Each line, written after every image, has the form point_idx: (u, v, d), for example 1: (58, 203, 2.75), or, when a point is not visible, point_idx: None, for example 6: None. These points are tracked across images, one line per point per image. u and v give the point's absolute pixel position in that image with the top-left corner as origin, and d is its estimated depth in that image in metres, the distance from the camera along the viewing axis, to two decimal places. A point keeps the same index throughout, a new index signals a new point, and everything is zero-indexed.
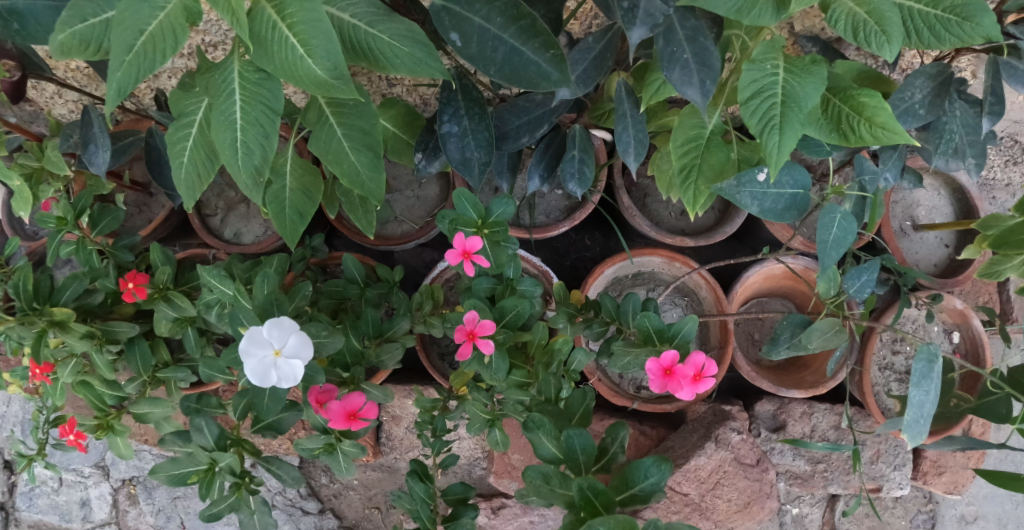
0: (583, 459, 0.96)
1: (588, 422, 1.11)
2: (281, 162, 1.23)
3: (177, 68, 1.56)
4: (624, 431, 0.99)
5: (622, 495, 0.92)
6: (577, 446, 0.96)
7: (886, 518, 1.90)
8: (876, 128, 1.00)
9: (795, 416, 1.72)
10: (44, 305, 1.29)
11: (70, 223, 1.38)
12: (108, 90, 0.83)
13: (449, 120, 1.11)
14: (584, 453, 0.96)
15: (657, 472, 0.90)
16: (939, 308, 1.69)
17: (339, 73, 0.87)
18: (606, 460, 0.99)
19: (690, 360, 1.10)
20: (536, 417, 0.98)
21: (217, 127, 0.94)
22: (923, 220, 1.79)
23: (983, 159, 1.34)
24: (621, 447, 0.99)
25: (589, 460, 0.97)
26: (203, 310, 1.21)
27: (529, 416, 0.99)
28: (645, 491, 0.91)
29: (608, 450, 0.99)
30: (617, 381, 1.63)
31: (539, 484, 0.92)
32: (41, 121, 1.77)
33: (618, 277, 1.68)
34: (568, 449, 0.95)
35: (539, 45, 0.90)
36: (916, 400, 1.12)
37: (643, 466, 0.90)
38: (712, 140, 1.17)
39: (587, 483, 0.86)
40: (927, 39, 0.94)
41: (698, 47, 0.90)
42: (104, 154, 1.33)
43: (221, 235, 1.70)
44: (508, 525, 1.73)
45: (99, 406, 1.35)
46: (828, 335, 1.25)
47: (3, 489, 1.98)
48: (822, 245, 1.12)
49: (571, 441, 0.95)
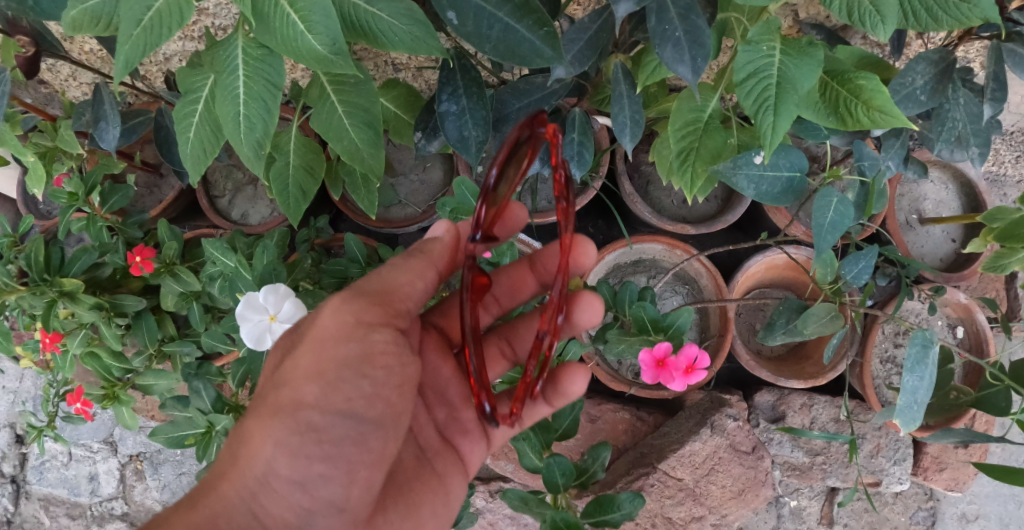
0: (562, 481, 1.10)
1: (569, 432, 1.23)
2: (284, 140, 1.25)
3: (187, 50, 1.60)
4: (605, 452, 1.15)
5: (593, 516, 1.11)
6: (556, 470, 1.09)
7: (885, 514, 1.89)
8: (873, 112, 1.00)
9: (794, 408, 1.72)
10: (55, 276, 1.32)
11: (81, 199, 1.42)
12: (114, 62, 0.86)
13: (448, 99, 1.13)
14: (563, 476, 1.09)
15: (630, 505, 1.08)
16: (943, 301, 1.68)
17: (337, 49, 0.90)
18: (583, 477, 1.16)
19: (684, 352, 1.18)
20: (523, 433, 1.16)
21: (221, 101, 0.97)
22: (929, 214, 1.77)
23: (987, 148, 1.32)
24: (600, 466, 1.15)
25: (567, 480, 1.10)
26: (207, 284, 1.29)
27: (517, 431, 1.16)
28: (616, 517, 1.10)
29: (587, 469, 1.16)
30: (615, 367, 1.66)
31: None
32: (55, 103, 1.81)
33: (619, 264, 1.69)
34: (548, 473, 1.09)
35: (532, 22, 0.91)
36: (910, 385, 1.13)
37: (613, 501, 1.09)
38: (710, 124, 1.17)
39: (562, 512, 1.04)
40: (924, 21, 0.93)
41: (691, 25, 0.90)
42: (114, 131, 1.36)
43: (229, 216, 1.73)
44: (505, 509, 1.77)
45: (107, 377, 1.42)
46: (824, 321, 1.26)
47: (15, 462, 2.04)
48: (817, 229, 1.12)
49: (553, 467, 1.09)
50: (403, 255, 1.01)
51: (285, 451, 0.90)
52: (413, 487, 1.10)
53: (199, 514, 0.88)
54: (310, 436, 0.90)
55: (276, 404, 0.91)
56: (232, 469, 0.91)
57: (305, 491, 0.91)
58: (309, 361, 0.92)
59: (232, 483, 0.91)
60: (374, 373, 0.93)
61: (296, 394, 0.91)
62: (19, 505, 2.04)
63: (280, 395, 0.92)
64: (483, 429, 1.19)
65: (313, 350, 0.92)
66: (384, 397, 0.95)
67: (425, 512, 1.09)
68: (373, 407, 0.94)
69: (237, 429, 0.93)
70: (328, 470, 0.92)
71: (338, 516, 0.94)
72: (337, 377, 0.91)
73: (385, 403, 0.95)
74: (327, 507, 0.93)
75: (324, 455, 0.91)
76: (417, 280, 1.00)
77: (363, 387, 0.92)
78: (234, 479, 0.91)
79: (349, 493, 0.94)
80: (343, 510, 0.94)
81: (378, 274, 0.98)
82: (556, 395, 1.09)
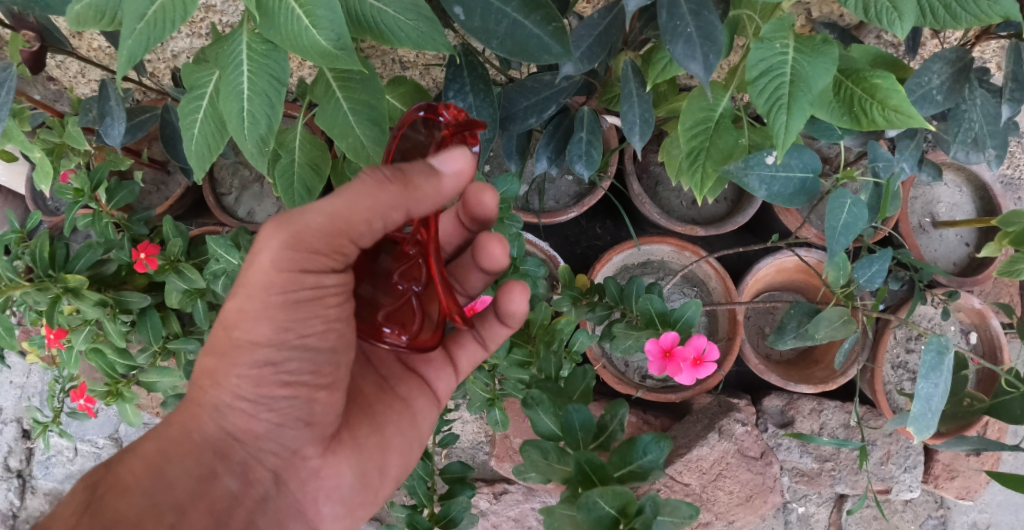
0: (581, 434, 1.02)
1: (588, 399, 1.15)
2: (289, 137, 1.24)
3: (195, 47, 1.59)
4: (624, 409, 1.04)
5: (620, 472, 0.96)
6: (574, 421, 1.02)
7: (895, 522, 1.85)
8: (889, 111, 0.98)
9: (804, 413, 1.69)
10: (59, 272, 1.31)
11: (87, 195, 1.42)
12: (119, 57, 0.85)
13: (455, 96, 1.13)
14: (582, 428, 1.02)
15: (656, 448, 0.94)
16: (957, 306, 1.65)
17: (342, 45, 0.88)
18: (604, 438, 1.04)
19: (691, 344, 1.21)
20: (536, 395, 1.08)
21: (225, 97, 0.96)
22: (942, 217, 1.74)
23: (1004, 150, 1.29)
24: (620, 424, 1.04)
25: (586, 436, 1.03)
26: (211, 281, 1.32)
27: (529, 394, 1.09)
28: (643, 467, 0.95)
29: (608, 428, 1.05)
30: (622, 369, 1.65)
31: (537, 459, 0.97)
32: (64, 100, 1.81)
33: (627, 265, 1.68)
34: (565, 422, 1.02)
35: (540, 18, 0.90)
36: (924, 392, 1.11)
37: (642, 441, 0.95)
38: (721, 123, 1.14)
39: (584, 456, 0.92)
40: (943, 18, 0.90)
41: (703, 22, 0.88)
42: (120, 127, 1.35)
43: (234, 213, 1.72)
44: (509, 511, 1.75)
45: (110, 373, 1.43)
46: (836, 325, 1.24)
47: (21, 456, 2.04)
48: (830, 230, 1.09)
49: (570, 417, 1.02)
50: (381, 179, 0.85)
51: (251, 381, 0.90)
52: (378, 409, 1.09)
53: (173, 429, 0.91)
54: (267, 369, 0.90)
55: (215, 342, 0.89)
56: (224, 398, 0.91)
57: (271, 410, 0.92)
58: (251, 304, 0.87)
59: (200, 405, 0.91)
60: (325, 312, 0.91)
61: (249, 334, 0.88)
62: (25, 500, 2.05)
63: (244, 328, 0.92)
64: (450, 357, 1.17)
65: (251, 294, 0.86)
66: (338, 327, 0.94)
67: (391, 431, 1.10)
68: (326, 338, 0.93)
69: None
70: (290, 393, 0.92)
71: (306, 429, 0.96)
72: (288, 318, 0.89)
73: (338, 331, 0.94)
74: (294, 421, 0.95)
75: (286, 381, 0.92)
76: (381, 215, 0.86)
77: (315, 324, 0.91)
78: (199, 402, 0.91)
79: (314, 409, 0.96)
80: (309, 423, 0.96)
81: (347, 189, 0.85)
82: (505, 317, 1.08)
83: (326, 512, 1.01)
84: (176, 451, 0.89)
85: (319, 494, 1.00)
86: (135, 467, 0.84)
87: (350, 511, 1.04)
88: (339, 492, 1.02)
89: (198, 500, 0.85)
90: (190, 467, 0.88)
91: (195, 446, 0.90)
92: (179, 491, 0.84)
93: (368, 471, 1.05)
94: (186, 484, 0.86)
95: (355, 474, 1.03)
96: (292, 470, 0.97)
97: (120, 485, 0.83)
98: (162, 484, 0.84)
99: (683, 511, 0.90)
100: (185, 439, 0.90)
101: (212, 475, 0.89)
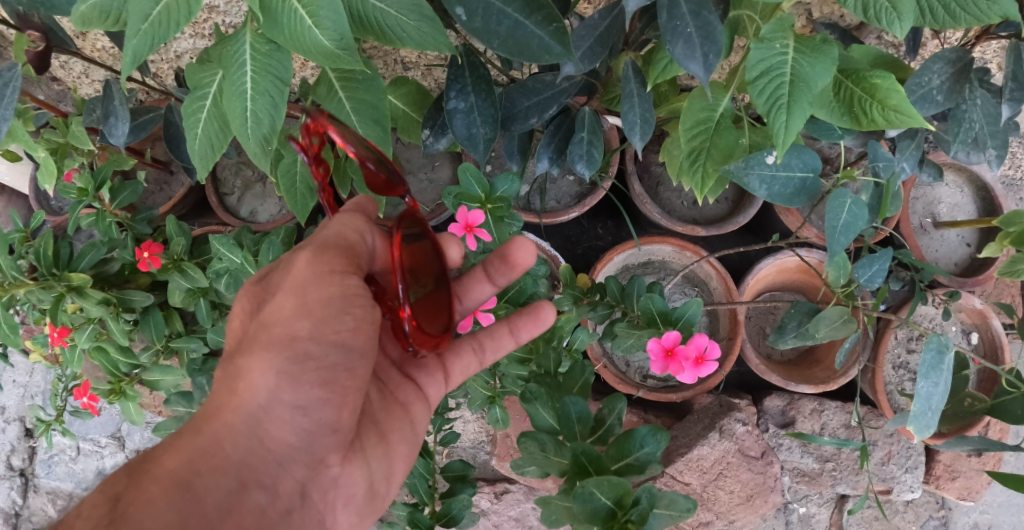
0: (578, 428, 1.05)
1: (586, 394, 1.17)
2: (292, 138, 1.25)
3: (198, 47, 1.60)
4: (621, 404, 1.07)
5: (618, 464, 0.98)
6: (573, 414, 1.05)
7: (896, 522, 1.85)
8: (888, 111, 0.98)
9: (805, 413, 1.69)
10: (63, 271, 1.32)
11: (90, 194, 1.42)
12: (123, 57, 0.86)
13: (456, 96, 1.13)
14: (580, 422, 1.05)
15: (652, 441, 0.96)
16: (959, 307, 1.65)
17: (344, 44, 0.89)
18: (603, 432, 1.07)
19: (693, 343, 1.19)
20: (534, 389, 1.10)
21: (229, 97, 0.97)
22: (943, 217, 1.74)
23: (1004, 150, 1.30)
24: (618, 419, 1.07)
25: (584, 429, 1.06)
26: (214, 280, 1.32)
27: (528, 389, 1.10)
28: (640, 460, 0.97)
29: (606, 421, 1.08)
30: (623, 369, 1.65)
31: (534, 452, 1.01)
32: (67, 101, 1.83)
33: (628, 265, 1.68)
34: (563, 414, 1.05)
35: (541, 18, 0.90)
36: (924, 391, 1.11)
37: (639, 434, 0.97)
38: (721, 123, 1.14)
39: (580, 448, 0.95)
40: (942, 18, 0.90)
41: (703, 21, 0.89)
42: (123, 126, 1.36)
43: (237, 213, 1.72)
44: (510, 510, 1.76)
45: (113, 372, 1.43)
46: (836, 325, 1.24)
47: (23, 455, 2.05)
48: (830, 230, 1.09)
49: (568, 409, 1.05)
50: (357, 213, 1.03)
51: (286, 379, 0.91)
52: (381, 416, 1.10)
53: (205, 438, 0.89)
54: (307, 365, 0.91)
55: None
56: (232, 399, 0.91)
57: (305, 415, 0.92)
58: (298, 299, 0.92)
59: (234, 412, 0.91)
60: (355, 308, 0.94)
61: (288, 328, 0.92)
62: (27, 499, 2.06)
63: (274, 331, 0.92)
64: (442, 364, 1.19)
65: (295, 293, 0.92)
66: (369, 327, 0.95)
67: (396, 439, 1.10)
68: (359, 336, 0.94)
69: (229, 368, 0.93)
70: (325, 394, 0.93)
71: (332, 437, 0.98)
72: (325, 312, 0.92)
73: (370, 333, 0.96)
74: (325, 428, 0.96)
75: (323, 381, 0.92)
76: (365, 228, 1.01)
77: (349, 320, 0.93)
78: (235, 408, 0.90)
79: (342, 416, 0.97)
80: (336, 432, 0.98)
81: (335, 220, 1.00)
82: (529, 325, 1.14)
83: (342, 520, 1.02)
84: (206, 466, 0.87)
85: (337, 504, 1.01)
86: (161, 480, 0.83)
87: (360, 518, 1.05)
88: (354, 502, 1.03)
89: (226, 515, 0.85)
90: (219, 482, 0.87)
91: (225, 461, 0.89)
92: (207, 504, 0.84)
93: (377, 479, 1.06)
94: (214, 497, 0.85)
95: (368, 483, 1.04)
96: (316, 482, 0.97)
97: (144, 498, 0.81)
98: (191, 495, 0.83)
99: (681, 504, 0.88)
100: (217, 449, 0.89)
101: (241, 489, 0.89)
